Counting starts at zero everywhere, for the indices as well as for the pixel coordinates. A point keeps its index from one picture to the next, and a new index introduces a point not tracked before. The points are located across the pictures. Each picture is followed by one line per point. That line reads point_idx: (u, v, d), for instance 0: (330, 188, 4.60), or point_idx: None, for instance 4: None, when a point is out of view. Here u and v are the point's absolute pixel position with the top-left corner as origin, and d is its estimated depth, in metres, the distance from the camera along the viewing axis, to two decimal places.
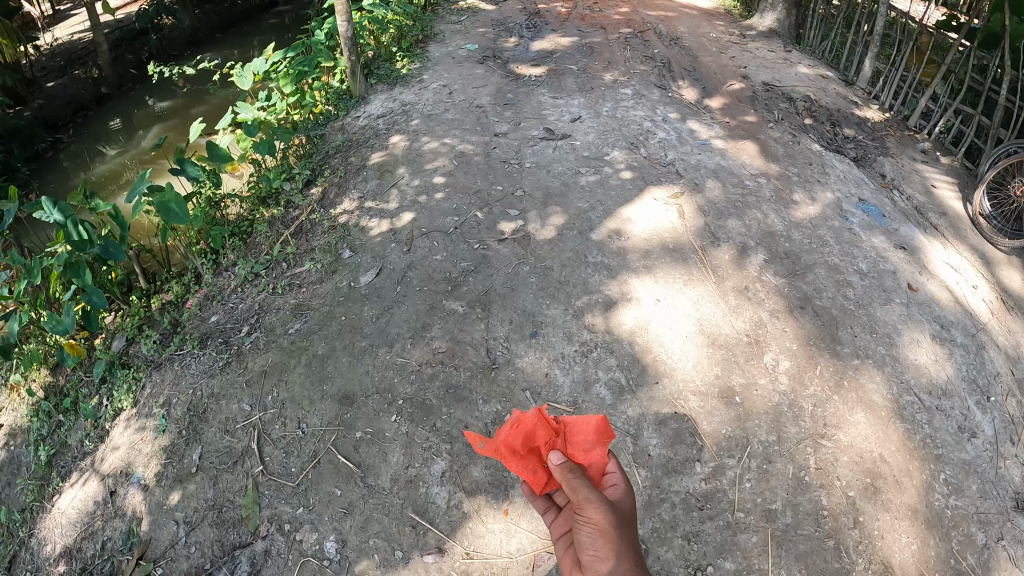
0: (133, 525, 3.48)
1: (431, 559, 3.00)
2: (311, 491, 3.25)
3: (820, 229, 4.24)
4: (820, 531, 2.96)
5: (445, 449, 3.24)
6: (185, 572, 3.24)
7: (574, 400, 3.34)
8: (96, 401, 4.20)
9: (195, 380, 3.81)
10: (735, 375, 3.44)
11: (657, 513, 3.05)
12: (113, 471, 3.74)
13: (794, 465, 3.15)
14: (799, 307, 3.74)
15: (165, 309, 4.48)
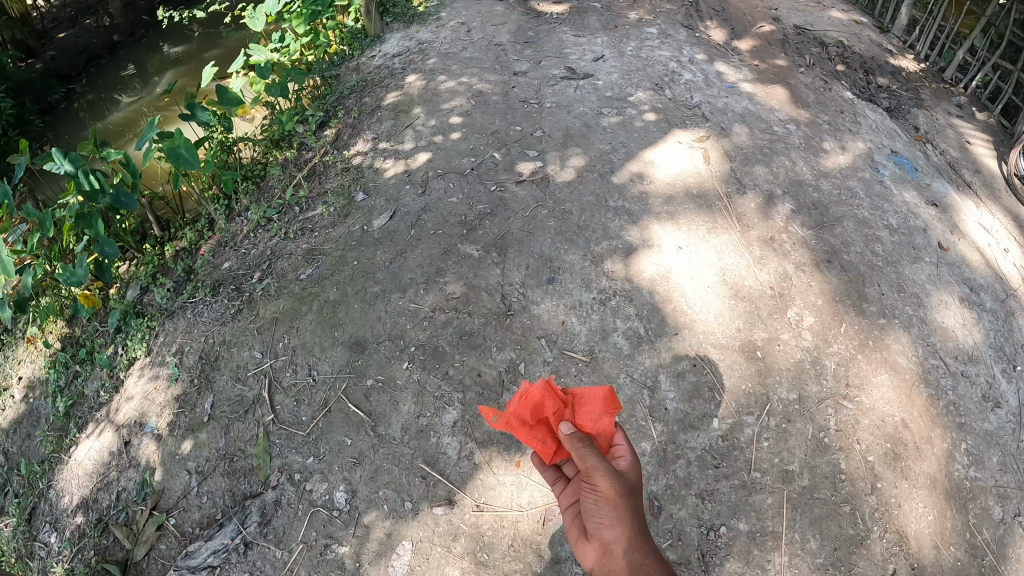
0: (147, 475, 3.47)
1: (441, 511, 2.99)
2: (322, 440, 3.22)
3: (849, 179, 4.09)
4: (837, 495, 2.91)
5: (457, 399, 3.18)
6: (198, 522, 3.25)
7: (590, 348, 3.28)
8: (110, 350, 4.18)
9: (208, 328, 3.78)
10: (758, 330, 3.35)
11: (672, 470, 3.01)
12: (127, 421, 3.72)
13: (814, 426, 3.07)
14: (826, 262, 3.61)
15: (178, 256, 4.45)
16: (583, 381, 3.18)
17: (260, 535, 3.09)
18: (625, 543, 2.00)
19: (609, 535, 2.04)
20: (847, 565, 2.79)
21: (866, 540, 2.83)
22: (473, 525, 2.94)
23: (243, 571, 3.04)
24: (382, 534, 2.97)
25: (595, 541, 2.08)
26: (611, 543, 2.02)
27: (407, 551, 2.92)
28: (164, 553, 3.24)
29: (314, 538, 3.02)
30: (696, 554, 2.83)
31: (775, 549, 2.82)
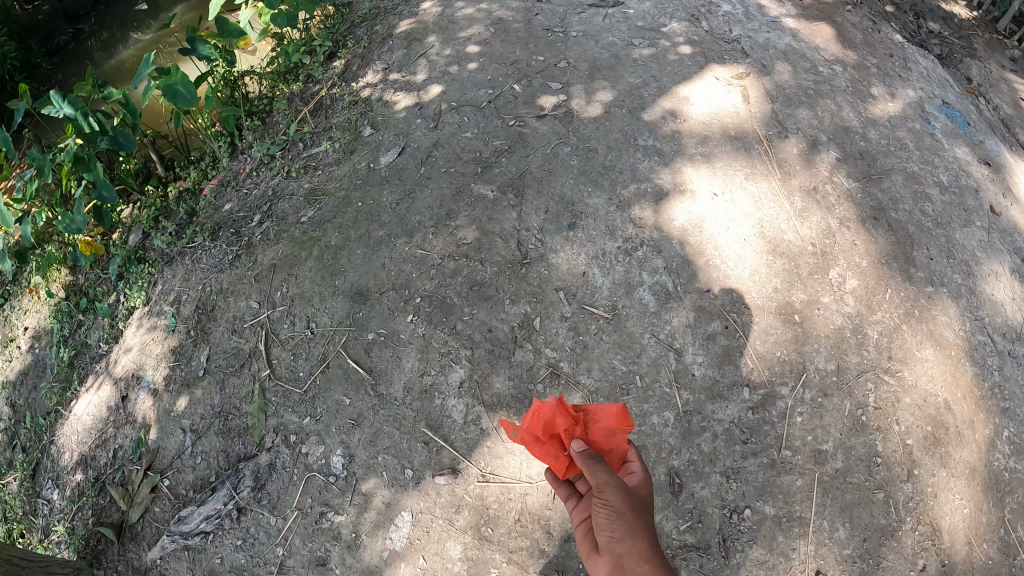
0: (142, 433, 3.30)
1: (444, 480, 2.80)
2: (319, 399, 3.01)
3: (899, 129, 3.87)
4: (871, 481, 2.81)
5: (465, 356, 2.93)
6: (192, 484, 3.09)
7: (613, 304, 3.01)
8: (113, 299, 4.02)
9: (206, 275, 3.57)
10: (796, 291, 3.14)
11: (697, 444, 2.87)
12: (126, 374, 3.54)
13: (851, 402, 2.92)
14: (872, 219, 3.41)
15: (181, 198, 4.24)
16: (603, 341, 2.95)
17: (254, 501, 2.95)
18: (636, 557, 1.91)
19: (620, 550, 1.95)
20: (875, 557, 2.74)
21: (898, 532, 2.76)
22: (478, 496, 2.77)
23: (237, 537, 2.92)
24: (382, 503, 2.82)
25: (606, 556, 1.99)
26: (622, 558, 1.93)
27: (407, 522, 2.78)
28: (158, 516, 3.09)
29: (309, 505, 2.89)
30: (716, 538, 2.78)
31: (801, 536, 2.76)
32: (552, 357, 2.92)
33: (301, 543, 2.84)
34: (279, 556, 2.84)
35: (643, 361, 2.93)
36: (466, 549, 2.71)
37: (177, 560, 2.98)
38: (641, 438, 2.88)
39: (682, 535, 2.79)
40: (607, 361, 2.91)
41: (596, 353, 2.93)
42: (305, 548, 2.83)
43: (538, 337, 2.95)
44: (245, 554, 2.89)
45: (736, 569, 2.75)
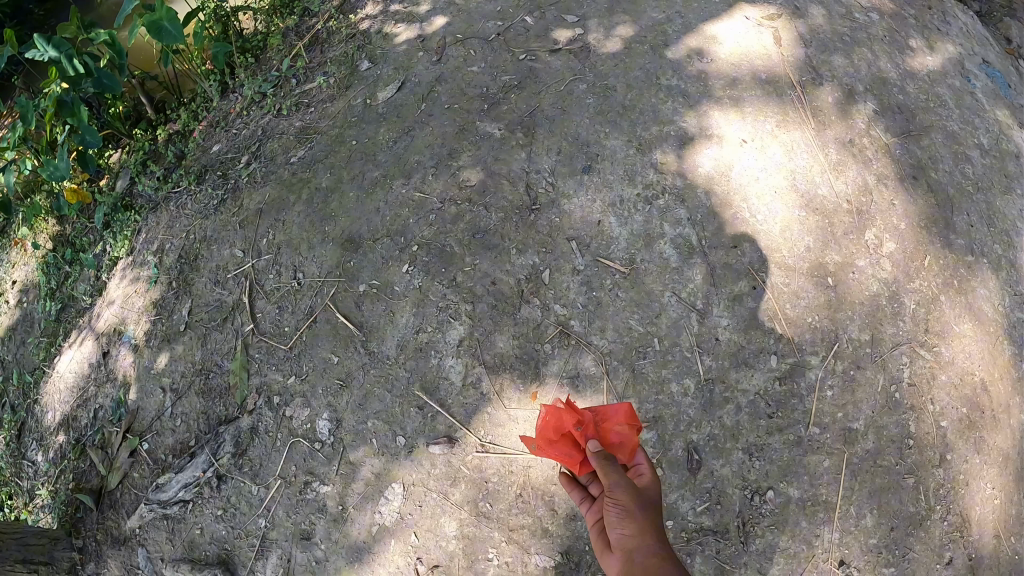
0: (122, 393, 3.17)
1: (439, 450, 2.56)
2: (304, 357, 2.75)
3: (938, 85, 3.62)
4: (902, 465, 2.72)
5: (466, 312, 2.64)
6: (171, 448, 2.95)
7: (630, 257, 2.72)
8: (99, 249, 3.91)
9: (190, 221, 3.32)
10: (830, 252, 2.90)
11: (718, 416, 2.64)
12: (108, 329, 3.38)
13: (885, 376, 2.77)
14: (911, 178, 3.19)
15: (170, 141, 4.02)
16: (619, 298, 2.65)
17: (235, 468, 2.77)
18: (647, 554, 1.78)
19: (631, 547, 1.83)
20: (902, 548, 2.71)
21: (926, 521, 2.73)
22: (476, 468, 2.54)
23: (217, 507, 2.78)
24: (371, 474, 2.59)
25: (618, 555, 1.87)
26: (634, 555, 1.81)
27: (398, 495, 2.57)
28: (137, 482, 3.01)
29: (293, 474, 2.68)
30: (735, 522, 2.62)
31: (827, 522, 2.66)
32: (562, 315, 2.62)
33: (284, 516, 2.67)
34: (261, 528, 2.70)
35: (662, 323, 2.65)
36: (461, 526, 2.52)
37: (156, 530, 2.90)
38: (659, 408, 2.61)
39: (699, 518, 2.62)
40: (622, 320, 2.63)
41: (611, 311, 2.64)
42: (288, 521, 2.67)
43: (547, 292, 2.65)
44: (226, 525, 2.76)
45: (755, 556, 2.63)
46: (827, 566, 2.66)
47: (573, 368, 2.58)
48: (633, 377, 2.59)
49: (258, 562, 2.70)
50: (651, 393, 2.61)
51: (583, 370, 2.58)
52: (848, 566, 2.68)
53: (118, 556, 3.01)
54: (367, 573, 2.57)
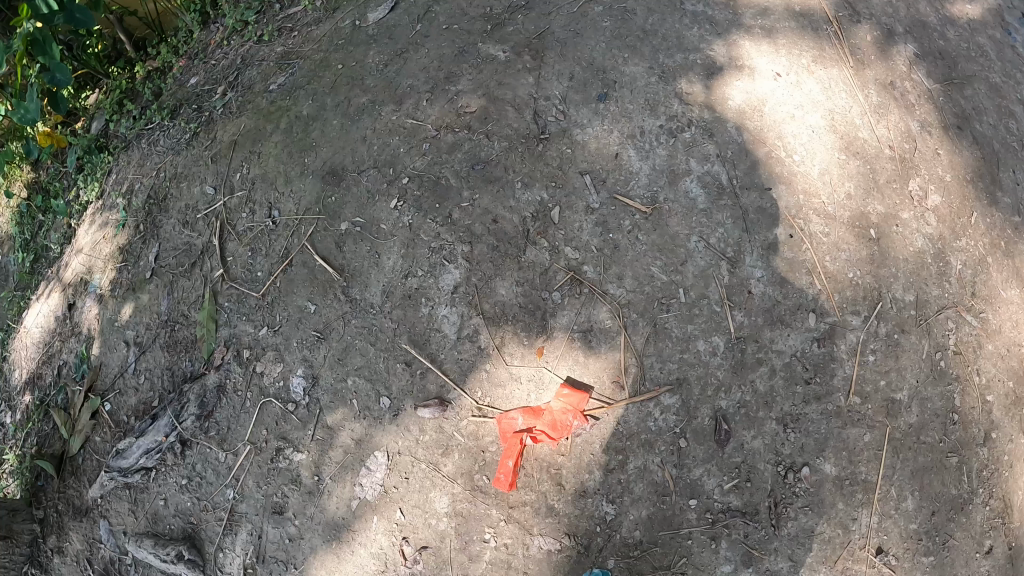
0: (85, 348, 2.86)
1: (429, 414, 2.22)
2: (278, 305, 2.40)
3: (978, 34, 3.35)
4: (946, 443, 2.44)
5: (462, 254, 2.28)
6: (134, 409, 2.62)
7: (652, 195, 2.36)
8: (71, 194, 3.62)
9: (161, 159, 3.01)
10: (872, 202, 2.56)
11: (750, 380, 2.28)
12: (74, 280, 3.07)
13: (930, 342, 2.47)
14: (956, 128, 2.90)
15: (148, 78, 3.66)
16: (639, 242, 2.29)
17: (200, 432, 2.43)
18: None
19: None
20: (942, 535, 2.44)
21: (968, 506, 2.48)
22: (473, 435, 2.21)
23: (181, 476, 2.45)
24: (350, 440, 2.26)
25: None
26: None
27: (380, 466, 2.23)
28: (99, 447, 2.69)
29: (264, 439, 2.34)
30: (765, 502, 2.28)
31: (864, 505, 2.35)
32: (573, 259, 2.27)
33: (255, 486, 2.34)
34: (229, 500, 2.38)
35: (688, 271, 2.29)
36: (454, 502, 2.21)
37: (118, 500, 2.61)
38: (683, 369, 2.24)
39: (725, 498, 2.25)
40: (643, 267, 2.27)
41: (630, 256, 2.28)
42: (259, 492, 2.34)
43: (556, 233, 2.29)
44: (192, 497, 2.44)
45: (786, 541, 2.30)
46: (862, 555, 2.36)
47: (586, 321, 2.23)
48: (655, 333, 2.24)
49: (226, 538, 2.39)
50: (675, 353, 2.24)
51: (597, 324, 2.23)
52: (886, 555, 2.38)
53: (80, 528, 2.74)
54: (347, 553, 2.26)
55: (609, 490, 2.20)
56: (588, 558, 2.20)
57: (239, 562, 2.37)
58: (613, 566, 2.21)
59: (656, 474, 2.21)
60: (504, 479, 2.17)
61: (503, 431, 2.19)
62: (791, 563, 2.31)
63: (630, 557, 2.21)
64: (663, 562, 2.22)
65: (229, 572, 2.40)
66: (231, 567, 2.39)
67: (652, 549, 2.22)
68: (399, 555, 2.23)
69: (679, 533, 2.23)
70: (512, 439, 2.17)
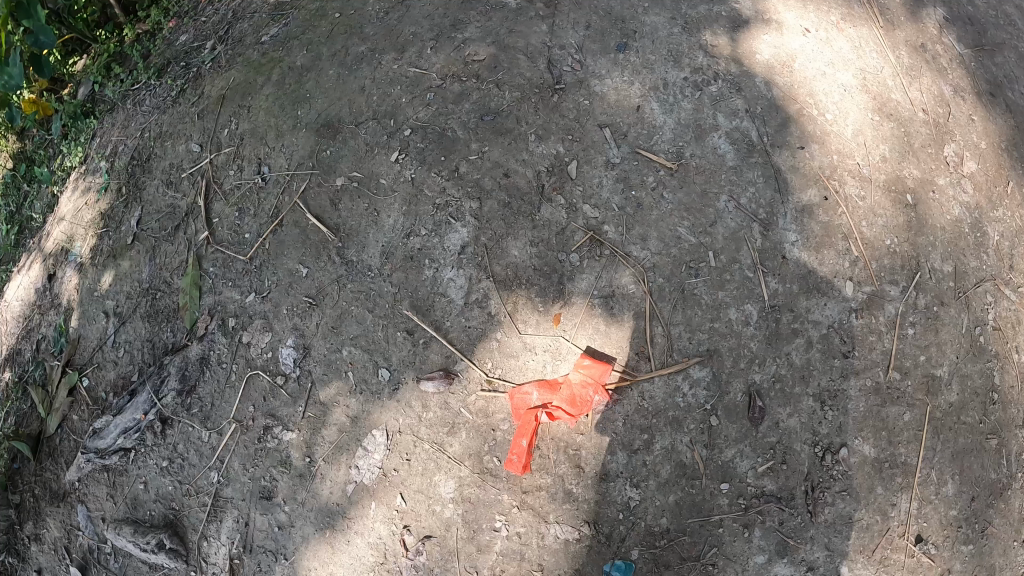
0: (63, 320, 2.66)
1: (433, 388, 2.02)
2: (267, 270, 2.20)
3: (1004, 3, 3.11)
4: (985, 423, 2.25)
5: (470, 210, 2.08)
6: (113, 384, 2.43)
7: (678, 150, 2.15)
8: (56, 161, 3.44)
9: (146, 118, 2.81)
10: (908, 165, 2.35)
11: (786, 352, 2.07)
12: (55, 249, 2.87)
13: (969, 316, 2.28)
14: (989, 94, 2.72)
15: (138, 41, 3.44)
16: (664, 200, 2.09)
17: (182, 409, 2.26)
18: None
19: None
20: (981, 522, 2.25)
21: (1007, 491, 2.29)
22: (481, 411, 2.00)
23: (162, 457, 2.28)
24: (345, 417, 2.07)
25: None
26: None
27: (379, 445, 2.04)
28: (77, 426, 2.51)
29: (251, 417, 2.17)
30: (801, 487, 2.07)
31: (904, 489, 2.15)
32: (592, 217, 2.06)
33: (241, 469, 2.18)
34: (213, 484, 2.21)
35: (718, 233, 2.09)
36: (460, 487, 2.01)
37: (96, 484, 2.42)
38: (714, 339, 2.03)
39: (759, 482, 2.05)
40: (668, 227, 2.07)
41: (654, 215, 2.07)
42: (245, 475, 2.17)
43: (573, 189, 2.08)
44: (173, 480, 2.27)
45: (822, 529, 2.09)
46: (900, 544, 2.15)
47: (607, 285, 2.03)
48: (682, 299, 2.03)
49: (210, 526, 2.22)
50: (705, 321, 2.04)
51: (620, 289, 2.03)
52: (925, 543, 2.18)
53: (57, 514, 2.55)
54: (342, 544, 2.08)
55: (634, 474, 1.99)
56: (610, 549, 2.00)
57: (224, 552, 2.21)
58: (637, 558, 2.01)
59: (684, 455, 2.01)
60: (516, 461, 1.96)
61: (516, 407, 1.98)
62: (827, 553, 2.09)
63: (655, 548, 2.01)
64: (691, 552, 2.02)
65: (213, 563, 2.24)
66: (215, 557, 2.23)
67: (680, 539, 2.02)
68: (400, 545, 2.04)
69: (710, 521, 2.02)
70: (526, 416, 1.96)
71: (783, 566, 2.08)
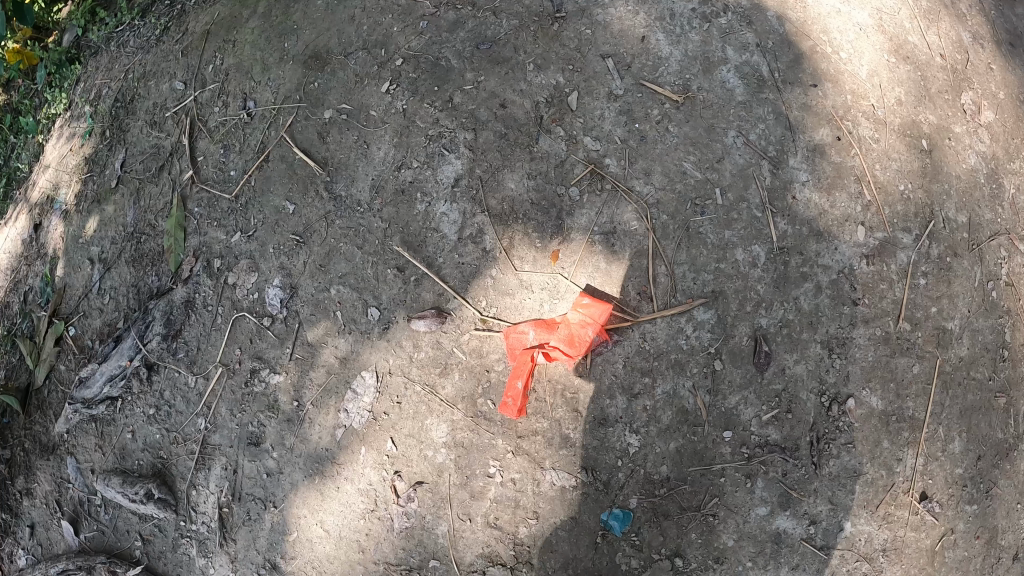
0: (49, 269, 2.56)
1: (425, 327, 1.94)
2: (253, 207, 2.11)
3: None
4: (995, 381, 2.17)
5: (465, 142, 1.98)
6: (99, 332, 2.35)
7: (685, 83, 2.04)
8: (42, 111, 3.31)
9: (130, 59, 2.69)
10: (924, 111, 2.23)
11: (793, 297, 1.98)
12: (41, 198, 2.77)
13: (982, 270, 2.18)
14: (1008, 45, 2.60)
15: None
16: (669, 134, 1.99)
17: (167, 354, 2.17)
18: None
19: None
20: (986, 482, 2.17)
21: (1014, 452, 2.21)
22: (476, 352, 1.93)
23: (149, 405, 2.20)
24: (334, 359, 1.99)
25: None
26: None
27: (369, 388, 1.97)
28: (64, 377, 2.43)
29: (237, 360, 2.08)
30: (806, 437, 1.98)
31: (910, 444, 2.06)
32: (594, 150, 1.97)
33: (228, 415, 2.10)
34: (200, 431, 2.13)
35: (725, 169, 1.99)
36: (453, 431, 1.94)
37: (85, 435, 2.33)
38: (720, 280, 1.95)
39: (763, 431, 1.97)
40: (674, 161, 1.97)
41: (659, 149, 1.98)
42: (233, 421, 2.10)
43: (573, 121, 1.98)
44: (161, 428, 2.19)
45: (826, 482, 2.01)
46: (905, 501, 2.07)
47: (608, 221, 1.93)
48: (687, 237, 1.94)
49: (198, 474, 2.15)
50: (710, 261, 1.95)
51: (622, 226, 1.94)
52: (930, 501, 2.09)
53: (47, 467, 2.45)
54: (331, 490, 2.02)
55: (634, 419, 1.92)
56: (608, 497, 1.94)
57: (213, 501, 2.14)
58: (636, 506, 1.94)
59: (687, 400, 1.93)
60: (511, 404, 1.89)
61: (511, 347, 1.90)
62: (831, 506, 2.02)
63: (655, 496, 1.94)
64: (692, 502, 1.95)
65: (202, 512, 2.17)
66: (204, 506, 2.16)
67: (681, 488, 1.95)
68: (391, 492, 1.98)
69: (711, 470, 1.95)
70: (521, 356, 1.87)
71: (785, 519, 2.00)
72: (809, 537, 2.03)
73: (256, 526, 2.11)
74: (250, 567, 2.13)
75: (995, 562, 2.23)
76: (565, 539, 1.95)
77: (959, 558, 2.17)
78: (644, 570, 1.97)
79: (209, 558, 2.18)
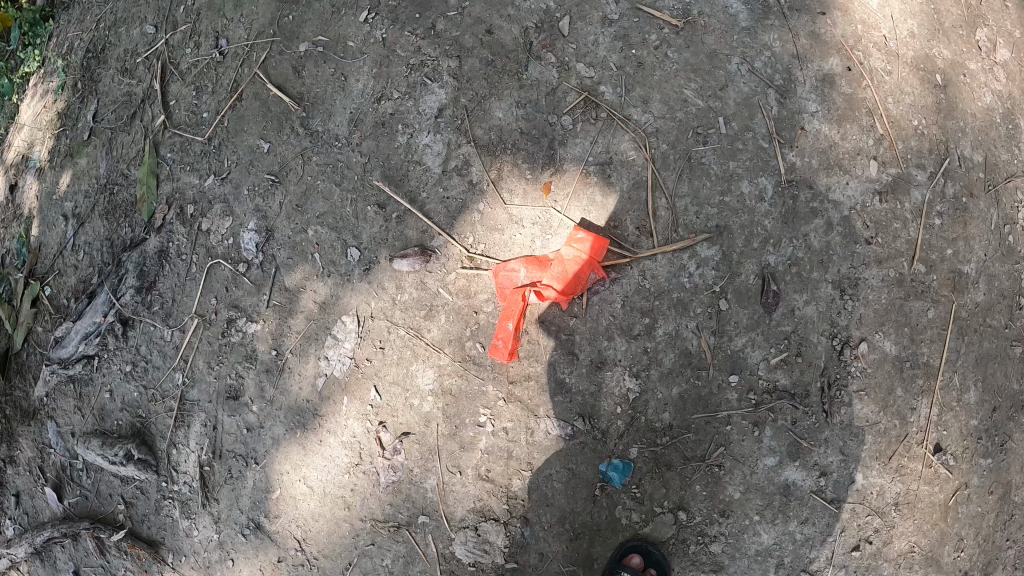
0: (24, 229, 2.43)
1: (408, 266, 1.84)
2: (226, 149, 1.99)
3: None
4: (1011, 329, 2.06)
5: (450, 70, 1.87)
6: (74, 290, 2.23)
7: (684, 7, 1.90)
8: (16, 72, 3.15)
9: (100, 8, 2.54)
10: (938, 44, 2.07)
11: (803, 233, 1.86)
12: (15, 158, 2.62)
13: (998, 213, 2.06)
14: None
15: None
16: (668, 60, 1.87)
17: (142, 308, 2.05)
18: None
19: None
20: (1001, 435, 2.06)
21: None
22: (464, 292, 1.83)
23: (126, 362, 2.08)
24: (314, 306, 1.89)
25: None
26: None
27: (350, 333, 1.87)
28: (42, 339, 2.30)
29: (213, 310, 1.97)
30: (817, 383, 1.87)
31: (925, 393, 1.94)
32: (587, 77, 1.86)
33: (206, 368, 1.99)
34: (179, 387, 2.03)
35: (729, 97, 1.86)
36: (440, 377, 1.84)
37: (64, 398, 2.21)
38: (724, 215, 1.83)
39: (771, 375, 1.85)
40: (674, 88, 1.85)
41: (657, 76, 1.86)
42: (211, 375, 1.99)
43: (565, 47, 1.87)
44: (138, 386, 2.08)
45: (837, 431, 1.89)
46: (920, 453, 1.96)
47: (604, 151, 1.84)
48: (688, 168, 1.83)
49: (179, 432, 2.04)
50: (714, 194, 1.83)
51: (619, 156, 1.83)
52: (945, 454, 1.98)
53: (29, 433, 2.32)
54: (315, 445, 1.92)
55: (633, 362, 1.82)
56: (607, 447, 1.84)
57: (194, 459, 2.04)
58: (636, 456, 1.84)
59: (690, 342, 1.83)
60: (502, 347, 1.79)
61: (501, 286, 1.81)
62: (842, 457, 1.91)
63: (656, 446, 1.84)
64: (696, 452, 1.85)
65: (184, 472, 2.06)
66: (186, 465, 2.06)
67: (684, 436, 1.84)
68: (376, 444, 1.88)
69: (716, 417, 1.85)
70: (512, 296, 1.79)
71: (794, 471, 1.90)
72: (819, 489, 1.92)
73: (239, 485, 2.01)
74: (234, 529, 2.04)
75: (1008, 518, 2.13)
76: (561, 492, 1.86)
77: (973, 514, 2.06)
78: (646, 524, 1.88)
79: (193, 519, 2.09)
